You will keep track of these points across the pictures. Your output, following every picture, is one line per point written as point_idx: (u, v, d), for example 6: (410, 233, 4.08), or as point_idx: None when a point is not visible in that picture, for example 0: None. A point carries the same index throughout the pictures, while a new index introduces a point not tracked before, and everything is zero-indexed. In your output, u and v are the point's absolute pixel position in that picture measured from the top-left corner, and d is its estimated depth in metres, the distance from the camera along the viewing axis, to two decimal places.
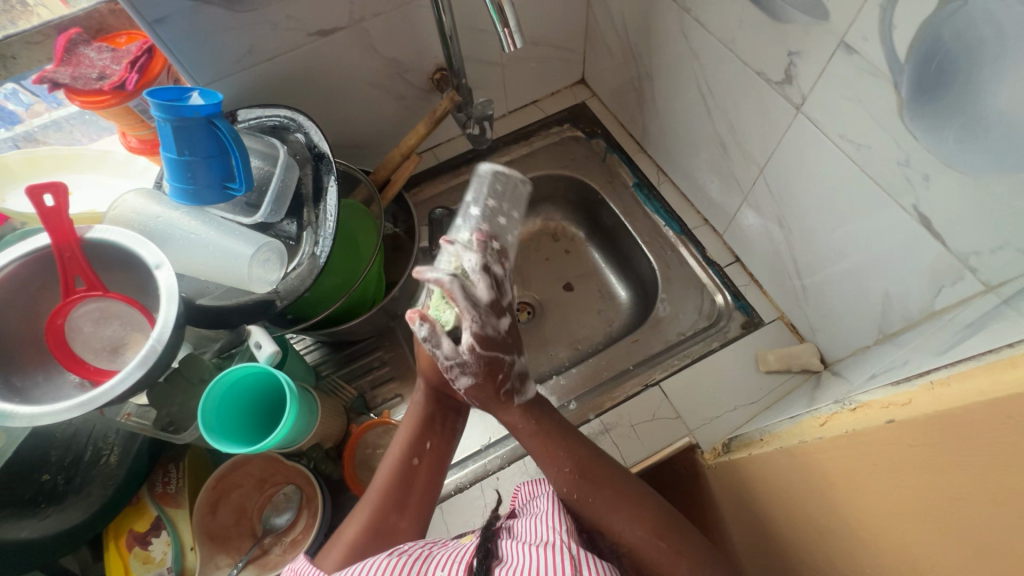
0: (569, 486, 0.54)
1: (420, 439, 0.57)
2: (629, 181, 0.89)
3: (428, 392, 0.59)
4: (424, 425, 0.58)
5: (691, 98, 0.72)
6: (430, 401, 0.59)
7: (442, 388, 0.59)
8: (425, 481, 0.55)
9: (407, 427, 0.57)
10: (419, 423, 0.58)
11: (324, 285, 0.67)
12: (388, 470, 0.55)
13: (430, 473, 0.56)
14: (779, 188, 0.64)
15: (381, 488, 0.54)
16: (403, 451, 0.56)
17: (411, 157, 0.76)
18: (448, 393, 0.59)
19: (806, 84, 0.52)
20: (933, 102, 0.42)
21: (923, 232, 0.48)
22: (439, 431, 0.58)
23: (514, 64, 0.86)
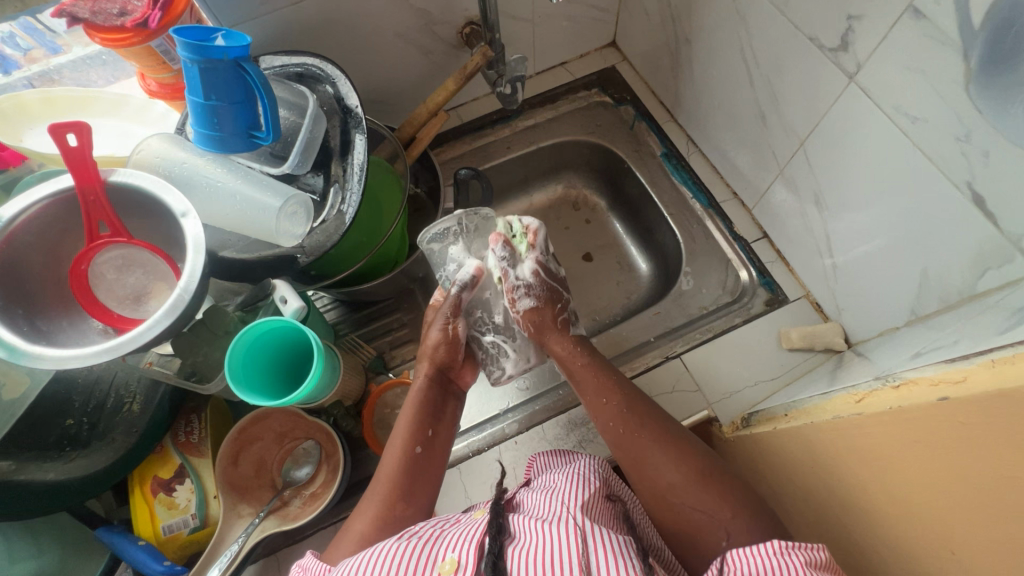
0: (684, 485, 0.51)
1: (424, 426, 0.58)
2: (656, 151, 0.87)
3: (429, 371, 0.61)
4: (422, 409, 0.59)
5: (731, 65, 0.69)
6: (429, 388, 0.60)
7: (445, 366, 0.62)
8: (432, 468, 0.56)
9: (410, 415, 0.58)
10: (414, 413, 0.58)
11: (348, 243, 0.65)
12: (393, 457, 0.56)
13: (434, 460, 0.57)
14: (819, 164, 0.62)
15: (389, 480, 0.54)
16: (406, 439, 0.56)
17: (439, 114, 0.74)
18: (450, 373, 0.63)
19: (863, 51, 0.50)
20: (1005, 73, 0.40)
21: (973, 211, 0.47)
22: (440, 416, 0.60)
23: (546, 22, 0.83)
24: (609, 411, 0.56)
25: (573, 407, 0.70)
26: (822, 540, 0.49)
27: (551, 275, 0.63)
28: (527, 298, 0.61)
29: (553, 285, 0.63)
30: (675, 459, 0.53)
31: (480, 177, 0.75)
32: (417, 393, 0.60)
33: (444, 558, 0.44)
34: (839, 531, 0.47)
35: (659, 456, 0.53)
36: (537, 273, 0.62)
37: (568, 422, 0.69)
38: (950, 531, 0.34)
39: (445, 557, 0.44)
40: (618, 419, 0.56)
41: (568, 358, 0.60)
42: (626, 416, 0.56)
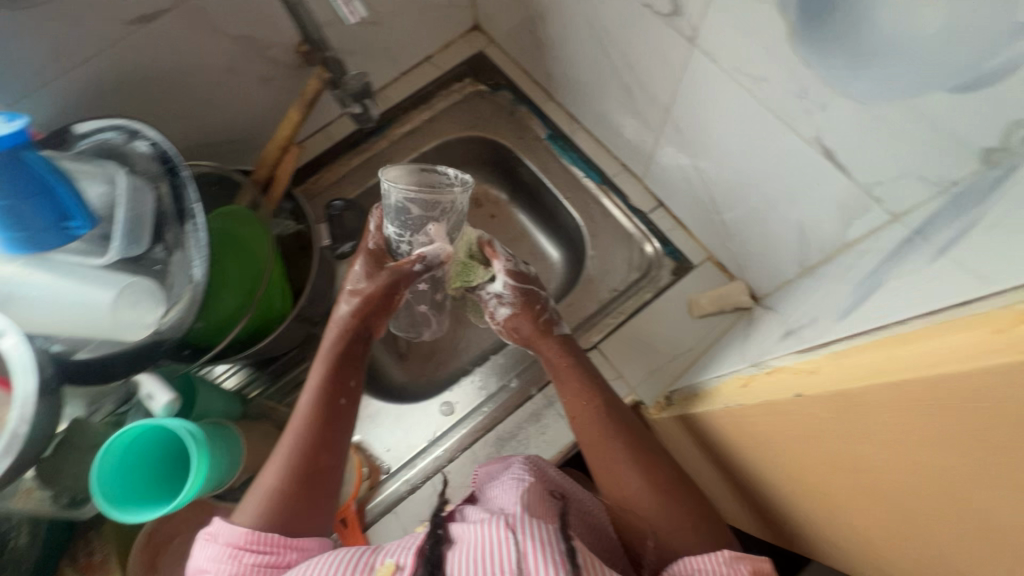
0: (649, 492, 0.54)
1: (345, 377, 0.59)
2: (541, 135, 0.83)
3: (348, 322, 0.61)
4: (342, 360, 0.59)
5: (585, 37, 0.66)
6: (351, 341, 0.60)
7: (369, 321, 0.61)
8: (350, 418, 0.58)
9: (326, 366, 0.59)
10: (335, 365, 0.59)
11: (225, 305, 0.61)
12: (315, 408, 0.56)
13: (352, 410, 0.59)
14: (688, 130, 0.60)
15: (304, 426, 0.55)
16: (329, 392, 0.57)
17: (291, 149, 0.67)
18: (369, 329, 0.62)
19: (694, 13, 0.47)
20: (821, 26, 0.37)
21: (827, 163, 0.45)
22: (361, 371, 0.61)
23: (394, 20, 0.76)
24: (586, 422, 0.58)
25: (500, 423, 0.67)
26: (764, 499, 0.51)
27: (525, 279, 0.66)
28: (503, 308, 0.65)
29: (526, 291, 0.65)
30: (642, 467, 0.55)
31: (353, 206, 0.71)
32: (335, 346, 0.60)
33: (383, 563, 0.43)
34: (767, 490, 0.48)
35: (625, 464, 0.55)
36: (512, 286, 0.65)
37: (498, 440, 0.66)
38: (854, 496, 0.34)
39: (383, 562, 0.43)
40: (589, 432, 0.58)
41: (557, 361, 0.62)
42: (599, 425, 0.57)
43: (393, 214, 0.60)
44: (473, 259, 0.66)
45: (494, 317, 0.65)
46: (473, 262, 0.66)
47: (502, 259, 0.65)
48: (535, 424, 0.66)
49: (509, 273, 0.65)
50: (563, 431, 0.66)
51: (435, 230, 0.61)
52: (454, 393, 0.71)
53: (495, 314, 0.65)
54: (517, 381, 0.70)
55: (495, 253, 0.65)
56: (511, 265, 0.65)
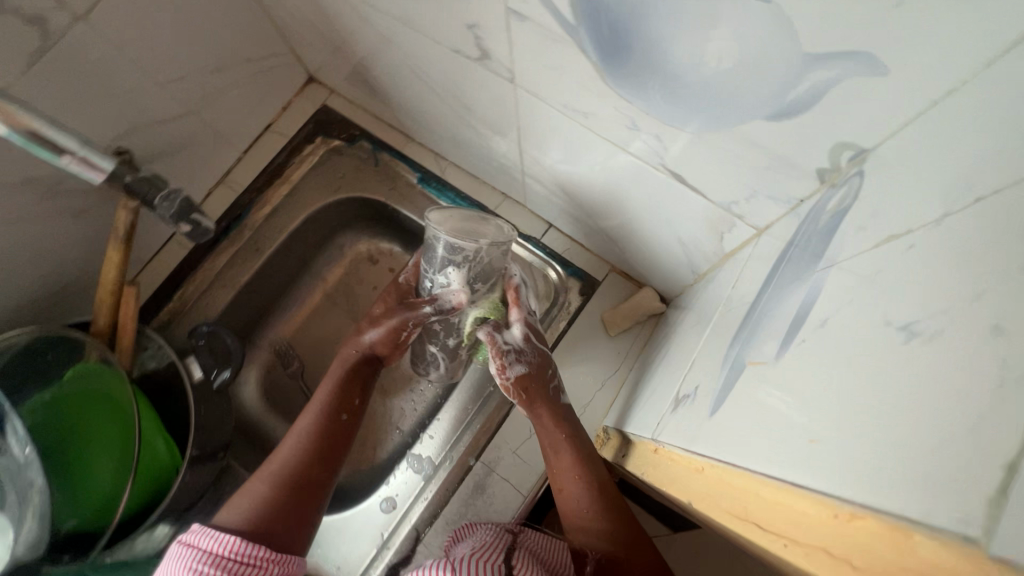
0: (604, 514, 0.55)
1: (352, 396, 0.65)
2: (412, 179, 0.78)
3: (352, 356, 0.67)
4: (345, 385, 0.65)
5: (416, 81, 0.60)
6: (360, 361, 0.67)
7: (382, 354, 0.68)
8: (348, 435, 0.63)
9: (335, 387, 0.64)
10: (335, 391, 0.64)
11: (100, 483, 0.55)
12: (317, 428, 0.61)
13: (350, 429, 0.63)
14: (545, 158, 0.55)
15: (308, 441, 0.59)
16: (332, 410, 0.62)
17: (126, 289, 0.58)
18: (383, 358, 0.69)
19: (502, 56, 0.42)
20: (624, 63, 0.33)
21: (682, 186, 0.42)
22: (367, 395, 0.67)
23: (211, 103, 0.68)
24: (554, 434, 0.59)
25: (446, 505, 0.63)
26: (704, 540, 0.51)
27: (539, 337, 0.64)
28: (517, 364, 0.61)
29: (541, 353, 0.62)
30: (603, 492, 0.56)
31: (219, 331, 0.64)
32: (348, 367, 0.66)
33: None
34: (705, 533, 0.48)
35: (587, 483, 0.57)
36: (528, 338, 0.62)
37: (448, 524, 0.62)
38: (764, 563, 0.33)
39: None
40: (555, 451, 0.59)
41: (549, 427, 0.59)
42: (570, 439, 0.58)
43: (431, 255, 0.64)
44: (495, 309, 0.64)
45: (504, 372, 0.60)
46: (495, 308, 0.64)
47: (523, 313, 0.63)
48: (481, 496, 0.62)
49: (528, 327, 0.63)
50: (510, 493, 0.62)
51: (458, 275, 0.63)
52: (392, 485, 0.65)
53: (502, 367, 0.60)
54: (451, 457, 0.66)
55: (512, 304, 0.64)
56: (529, 318, 0.63)
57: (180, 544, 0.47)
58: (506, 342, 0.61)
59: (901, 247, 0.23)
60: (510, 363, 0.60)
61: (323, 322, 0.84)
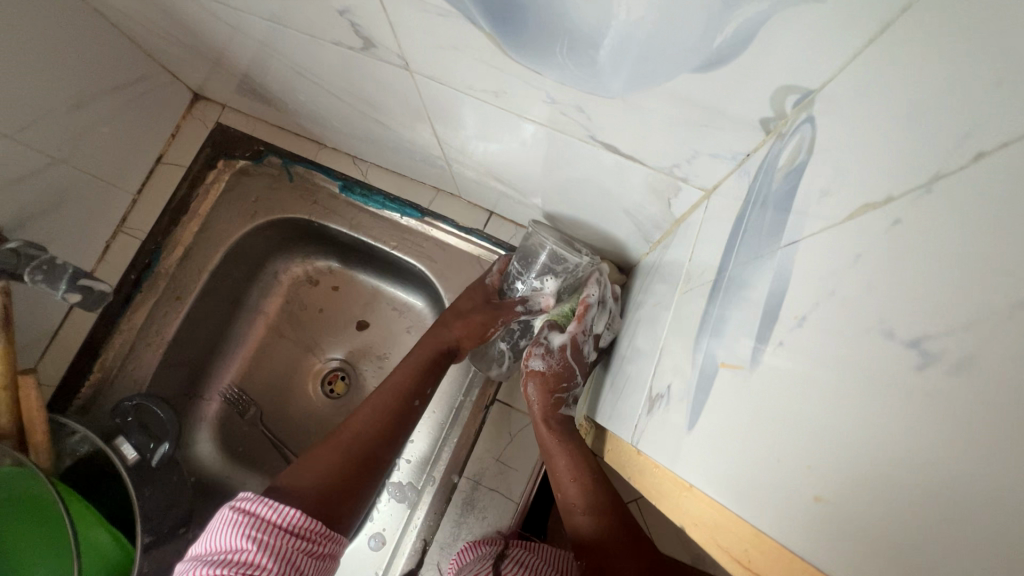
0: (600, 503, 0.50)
1: (425, 384, 0.59)
2: (334, 189, 0.71)
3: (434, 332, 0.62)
4: (428, 365, 0.60)
5: (307, 82, 0.53)
6: (439, 351, 0.61)
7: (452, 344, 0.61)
8: (414, 421, 0.58)
9: (415, 369, 0.59)
10: (420, 367, 0.59)
11: None
12: (391, 409, 0.56)
13: (417, 416, 0.59)
14: (467, 145, 0.50)
15: (377, 422, 0.55)
16: (408, 392, 0.58)
17: (22, 379, 0.50)
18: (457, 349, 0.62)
19: (388, 42, 0.36)
20: (520, 30, 0.28)
21: (617, 157, 0.38)
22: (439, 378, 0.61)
23: (81, 147, 0.59)
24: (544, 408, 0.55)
25: (438, 529, 0.59)
26: None
27: (584, 355, 0.54)
28: (537, 360, 0.54)
29: (571, 369, 0.54)
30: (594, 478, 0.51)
31: (149, 399, 0.58)
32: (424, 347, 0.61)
33: None
34: None
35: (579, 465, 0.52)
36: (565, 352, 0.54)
37: (443, 548, 0.58)
38: None
39: None
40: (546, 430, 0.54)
41: (543, 426, 0.54)
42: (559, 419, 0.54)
43: (530, 258, 0.61)
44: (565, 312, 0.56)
45: (527, 360, 0.55)
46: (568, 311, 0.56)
47: (581, 327, 0.53)
48: (473, 512, 0.59)
49: (574, 342, 0.53)
50: (504, 503, 0.59)
51: (553, 285, 0.60)
52: (377, 520, 0.61)
53: (527, 356, 0.55)
54: (433, 478, 0.61)
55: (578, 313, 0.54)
56: (581, 333, 0.53)
57: (235, 509, 0.43)
58: (547, 339, 0.55)
59: (872, 227, 0.18)
60: (537, 357, 0.54)
61: (271, 358, 0.77)
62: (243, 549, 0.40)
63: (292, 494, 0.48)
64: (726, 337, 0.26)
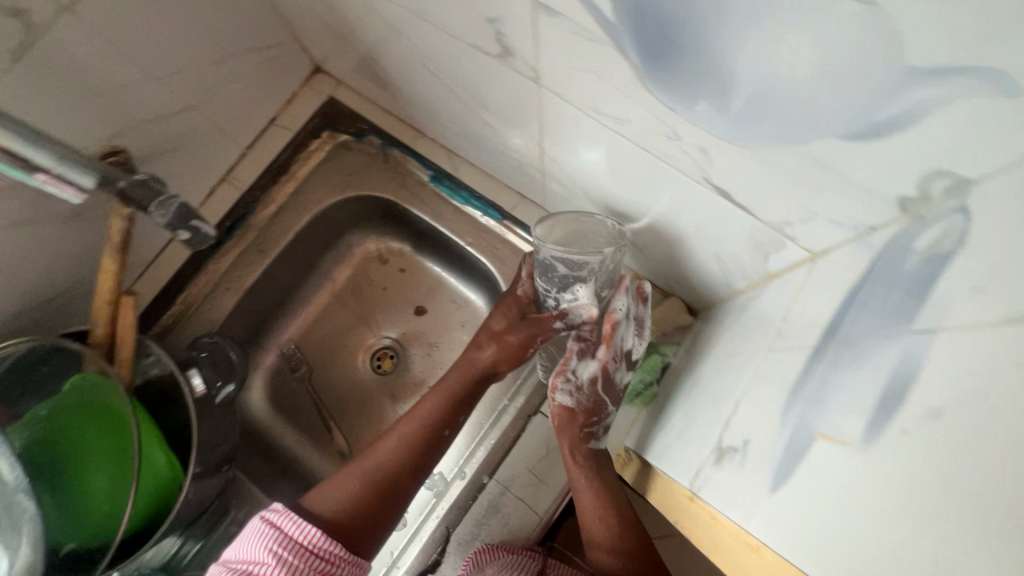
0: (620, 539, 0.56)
1: (455, 414, 0.61)
2: (424, 178, 0.73)
3: (471, 360, 0.62)
4: (459, 395, 0.61)
5: (429, 74, 0.55)
6: (475, 378, 0.62)
7: (490, 370, 0.62)
8: (445, 448, 0.61)
9: (444, 399, 0.61)
10: (452, 396, 0.61)
11: (98, 490, 0.53)
12: (420, 439, 0.59)
13: (449, 441, 0.61)
14: (568, 161, 0.51)
15: (401, 449, 0.58)
16: (435, 423, 0.60)
17: (126, 298, 0.55)
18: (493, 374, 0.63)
19: (528, 53, 0.38)
20: (671, 67, 0.29)
21: (728, 203, 0.37)
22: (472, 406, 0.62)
23: (211, 99, 0.64)
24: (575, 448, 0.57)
25: (459, 524, 0.60)
26: None
27: (614, 374, 0.56)
28: (565, 395, 0.57)
29: (597, 399, 0.57)
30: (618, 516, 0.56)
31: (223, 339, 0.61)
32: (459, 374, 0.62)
33: None
34: None
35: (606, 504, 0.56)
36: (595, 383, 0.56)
37: (460, 544, 0.59)
38: None
39: None
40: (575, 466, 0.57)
41: (570, 457, 0.57)
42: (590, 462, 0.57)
43: (551, 272, 0.59)
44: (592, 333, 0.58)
45: (556, 394, 0.57)
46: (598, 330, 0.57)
47: (605, 355, 0.55)
48: (495, 517, 0.60)
49: (604, 369, 0.56)
50: (527, 514, 0.59)
51: (586, 292, 0.58)
52: None
53: (553, 391, 0.57)
54: (463, 474, 0.63)
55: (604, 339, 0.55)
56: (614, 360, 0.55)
57: (265, 521, 0.49)
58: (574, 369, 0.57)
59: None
60: (565, 392, 0.57)
61: (332, 325, 0.81)
62: (264, 562, 0.46)
63: (318, 519, 0.54)
64: (838, 403, 0.29)
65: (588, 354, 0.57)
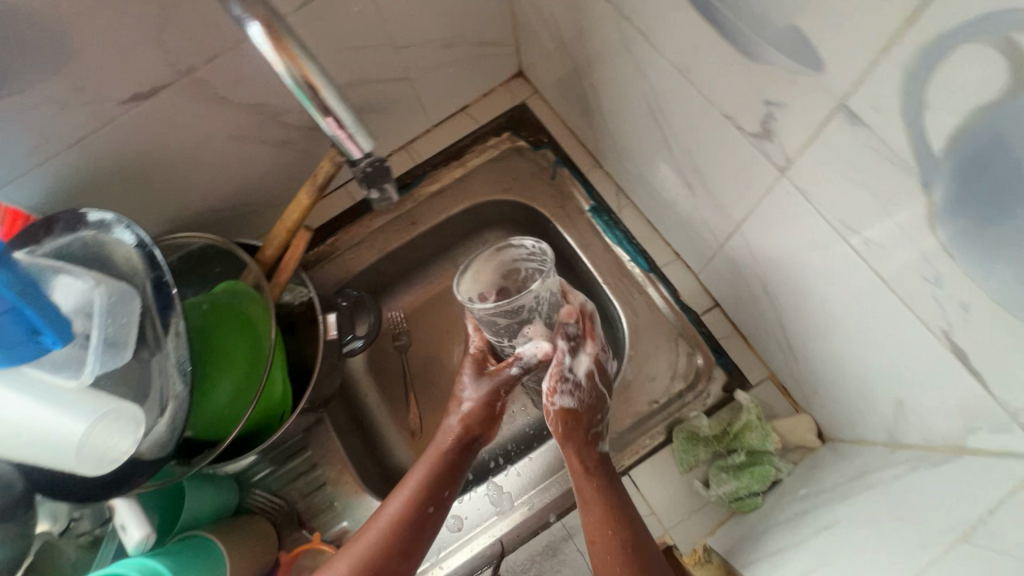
0: None
1: (438, 488, 0.57)
2: (584, 206, 0.74)
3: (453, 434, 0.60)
4: (445, 466, 0.58)
5: (644, 119, 0.55)
6: (457, 450, 0.59)
7: (478, 433, 0.60)
8: (437, 525, 0.56)
9: (426, 472, 0.57)
10: (439, 468, 0.58)
11: (219, 396, 0.55)
12: (403, 521, 0.55)
13: (440, 516, 0.56)
14: (761, 249, 0.49)
15: (382, 528, 0.54)
16: (419, 500, 0.56)
17: (301, 231, 0.60)
18: (480, 439, 0.61)
19: (791, 145, 0.37)
20: (988, 218, 0.27)
21: (957, 362, 0.34)
22: (455, 480, 0.58)
23: (427, 76, 0.68)
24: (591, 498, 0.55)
25: (514, 550, 0.60)
26: None
27: (603, 373, 0.59)
28: (566, 397, 0.58)
29: (597, 396, 0.59)
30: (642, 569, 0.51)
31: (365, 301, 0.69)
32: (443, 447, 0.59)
33: None
34: None
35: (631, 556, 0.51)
36: (591, 376, 0.58)
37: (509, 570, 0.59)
38: None
39: None
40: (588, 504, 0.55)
41: (579, 471, 0.56)
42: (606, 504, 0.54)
43: (497, 326, 0.61)
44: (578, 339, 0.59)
45: (553, 401, 0.58)
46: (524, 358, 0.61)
47: (593, 350, 0.59)
48: (551, 559, 0.59)
49: (597, 360, 0.59)
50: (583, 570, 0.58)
51: (540, 320, 0.60)
52: (464, 506, 0.64)
53: (551, 397, 0.58)
54: (531, 504, 0.62)
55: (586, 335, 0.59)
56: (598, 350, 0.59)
57: None
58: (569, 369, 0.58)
59: None
60: (565, 395, 0.58)
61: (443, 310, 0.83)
62: None
63: None
64: None
65: (576, 356, 0.58)
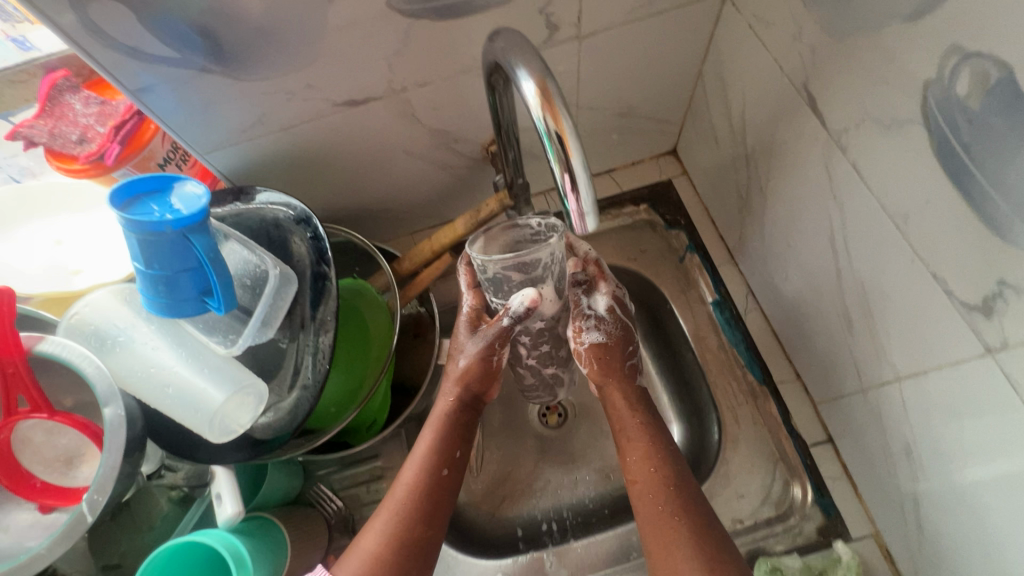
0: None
1: (452, 448, 0.54)
2: (706, 297, 0.72)
3: (458, 393, 0.57)
4: (458, 427, 0.56)
5: (816, 240, 0.54)
6: (464, 408, 0.57)
7: (478, 391, 0.58)
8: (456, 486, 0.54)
9: (435, 434, 0.55)
10: (451, 430, 0.55)
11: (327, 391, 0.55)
12: (425, 486, 0.52)
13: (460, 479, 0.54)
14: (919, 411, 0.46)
15: (406, 489, 0.52)
16: (436, 460, 0.53)
17: (444, 255, 0.64)
18: (482, 396, 0.59)
19: (1015, 330, 0.34)
20: None
21: None
22: (470, 439, 0.56)
23: (591, 136, 0.70)
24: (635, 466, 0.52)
25: None
26: None
27: (624, 311, 0.60)
28: (594, 331, 0.58)
29: (624, 325, 0.59)
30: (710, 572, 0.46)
31: None
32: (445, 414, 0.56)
33: None
34: None
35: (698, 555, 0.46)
36: (612, 310, 0.59)
37: None
38: None
39: None
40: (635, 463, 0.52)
41: (623, 409, 0.56)
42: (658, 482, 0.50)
43: (498, 286, 0.54)
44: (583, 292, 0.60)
45: (579, 339, 0.58)
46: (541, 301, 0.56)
47: (607, 289, 0.59)
48: None
49: (616, 297, 0.60)
50: None
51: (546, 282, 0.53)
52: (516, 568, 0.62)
53: (577, 338, 0.58)
54: None
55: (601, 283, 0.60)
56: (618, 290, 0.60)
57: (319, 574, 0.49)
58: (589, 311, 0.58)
59: None
60: (592, 328, 0.58)
61: None
62: None
63: None
64: None
65: (591, 301, 0.59)
